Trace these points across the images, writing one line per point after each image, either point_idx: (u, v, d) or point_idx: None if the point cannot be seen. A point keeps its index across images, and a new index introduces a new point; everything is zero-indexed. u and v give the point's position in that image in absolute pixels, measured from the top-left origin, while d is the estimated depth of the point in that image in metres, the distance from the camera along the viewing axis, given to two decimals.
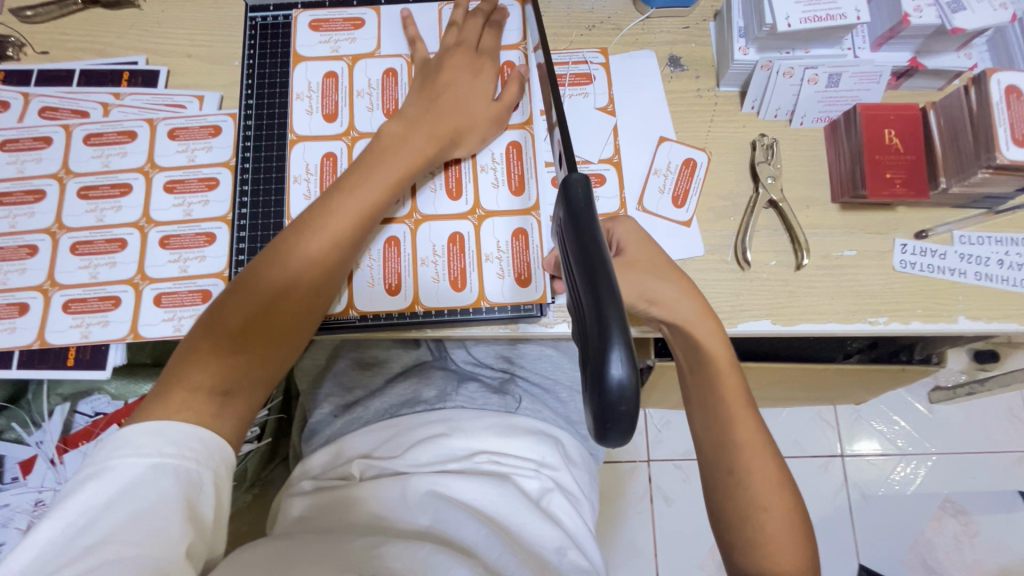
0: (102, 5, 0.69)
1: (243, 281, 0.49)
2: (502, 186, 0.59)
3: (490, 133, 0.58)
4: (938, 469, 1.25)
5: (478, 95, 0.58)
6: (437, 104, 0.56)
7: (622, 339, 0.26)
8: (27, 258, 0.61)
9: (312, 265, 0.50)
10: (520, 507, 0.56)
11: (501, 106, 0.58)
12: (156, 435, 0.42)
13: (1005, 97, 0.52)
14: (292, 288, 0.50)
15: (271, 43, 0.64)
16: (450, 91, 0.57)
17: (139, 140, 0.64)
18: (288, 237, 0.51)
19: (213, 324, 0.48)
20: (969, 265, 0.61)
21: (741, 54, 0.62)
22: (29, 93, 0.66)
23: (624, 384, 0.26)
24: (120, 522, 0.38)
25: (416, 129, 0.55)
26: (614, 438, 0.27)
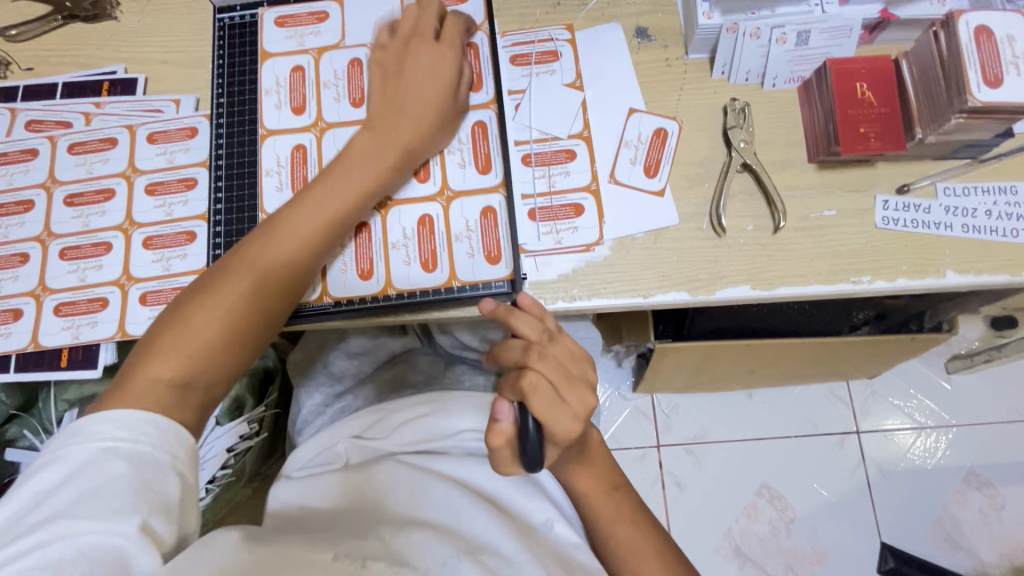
0: (81, 20, 0.71)
1: (205, 283, 0.50)
2: (469, 168, 0.61)
3: (450, 129, 0.60)
4: (959, 442, 1.21)
5: (442, 94, 0.58)
6: (401, 110, 0.57)
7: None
8: (20, 266, 0.63)
9: (275, 270, 0.52)
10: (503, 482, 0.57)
11: (461, 105, 0.59)
12: (110, 421, 0.42)
13: (975, 38, 0.50)
14: (254, 289, 0.50)
15: (240, 42, 0.65)
16: (412, 91, 0.57)
17: (120, 147, 0.66)
18: (252, 243, 0.52)
19: (173, 324, 0.48)
20: (956, 217, 0.59)
21: (706, 18, 0.61)
22: (16, 109, 0.68)
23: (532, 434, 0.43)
24: (73, 501, 0.39)
25: (382, 138, 0.56)
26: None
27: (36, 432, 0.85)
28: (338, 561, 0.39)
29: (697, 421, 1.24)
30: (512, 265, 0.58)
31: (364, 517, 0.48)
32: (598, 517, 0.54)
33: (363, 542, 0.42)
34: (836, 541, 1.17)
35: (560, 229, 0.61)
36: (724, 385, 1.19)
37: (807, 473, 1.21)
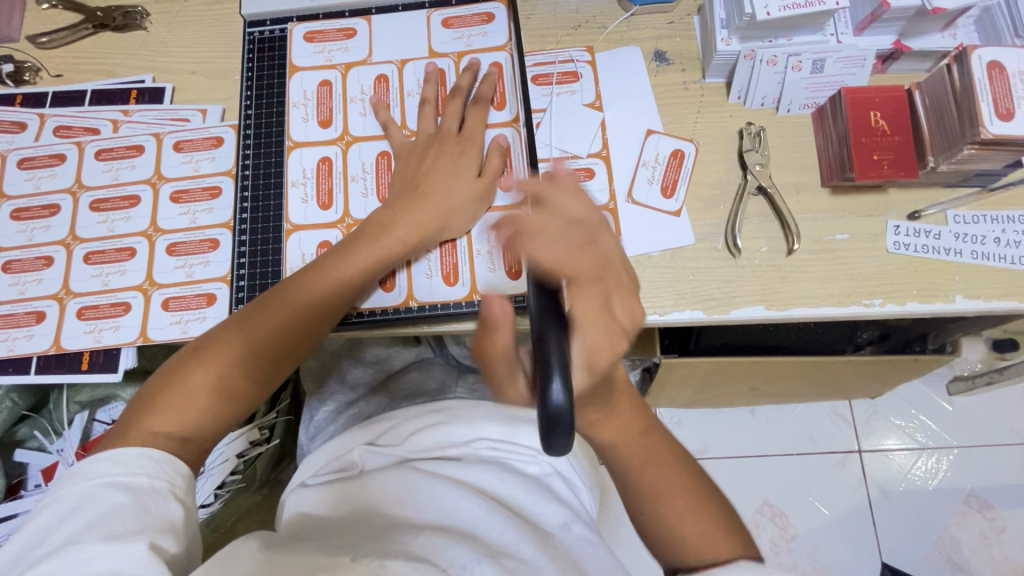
0: (111, 29, 0.73)
1: (209, 340, 0.50)
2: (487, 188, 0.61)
3: (474, 212, 0.60)
4: (960, 463, 1.22)
5: (461, 178, 0.59)
6: (421, 190, 0.58)
7: (567, 368, 0.31)
8: (44, 269, 0.64)
9: (282, 335, 0.51)
10: (519, 488, 0.57)
11: (485, 185, 0.60)
12: (104, 459, 0.41)
13: (987, 73, 0.52)
14: (262, 349, 0.50)
15: (270, 55, 0.67)
16: (433, 175, 0.59)
17: (146, 154, 0.67)
18: (261, 303, 0.52)
19: (176, 375, 0.47)
20: (966, 244, 0.60)
21: (724, 45, 0.62)
22: (45, 114, 0.70)
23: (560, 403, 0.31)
24: (75, 535, 0.38)
25: (400, 217, 0.57)
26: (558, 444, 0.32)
27: (46, 434, 0.85)
28: (356, 562, 0.39)
29: (700, 436, 1.25)
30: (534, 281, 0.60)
31: (381, 521, 0.49)
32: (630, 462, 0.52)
33: (379, 544, 0.43)
34: (836, 560, 1.17)
35: None
36: (727, 401, 1.20)
37: (809, 491, 1.21)
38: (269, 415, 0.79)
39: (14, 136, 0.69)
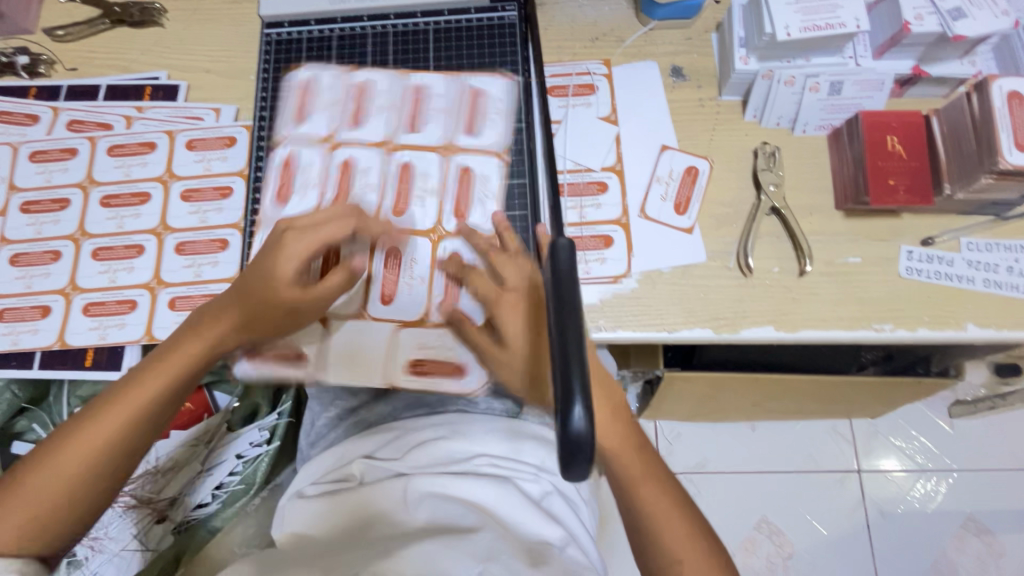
0: (128, 24, 0.73)
1: (45, 450, 0.46)
2: (436, 295, 0.61)
3: (318, 293, 0.54)
4: (960, 487, 1.21)
5: (286, 284, 0.52)
6: (241, 300, 0.52)
7: (588, 391, 0.29)
8: (51, 263, 0.64)
9: (103, 450, 0.47)
10: (520, 505, 0.55)
11: (322, 286, 0.54)
12: None
13: (1007, 103, 0.52)
14: (67, 473, 0.46)
15: (286, 58, 0.67)
16: (252, 281, 0.52)
17: (158, 151, 0.67)
18: (85, 409, 0.48)
19: (17, 483, 0.45)
20: (978, 272, 0.60)
21: (742, 63, 0.62)
22: (58, 108, 0.69)
23: (583, 432, 0.28)
24: None
25: (231, 303, 0.52)
26: (576, 477, 0.29)
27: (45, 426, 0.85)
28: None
29: (700, 450, 1.25)
30: (479, 382, 0.61)
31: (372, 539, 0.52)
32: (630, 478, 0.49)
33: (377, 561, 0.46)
34: None
35: (589, 259, 0.62)
36: (727, 416, 1.19)
37: (807, 510, 1.20)
38: None
39: (26, 128, 0.69)
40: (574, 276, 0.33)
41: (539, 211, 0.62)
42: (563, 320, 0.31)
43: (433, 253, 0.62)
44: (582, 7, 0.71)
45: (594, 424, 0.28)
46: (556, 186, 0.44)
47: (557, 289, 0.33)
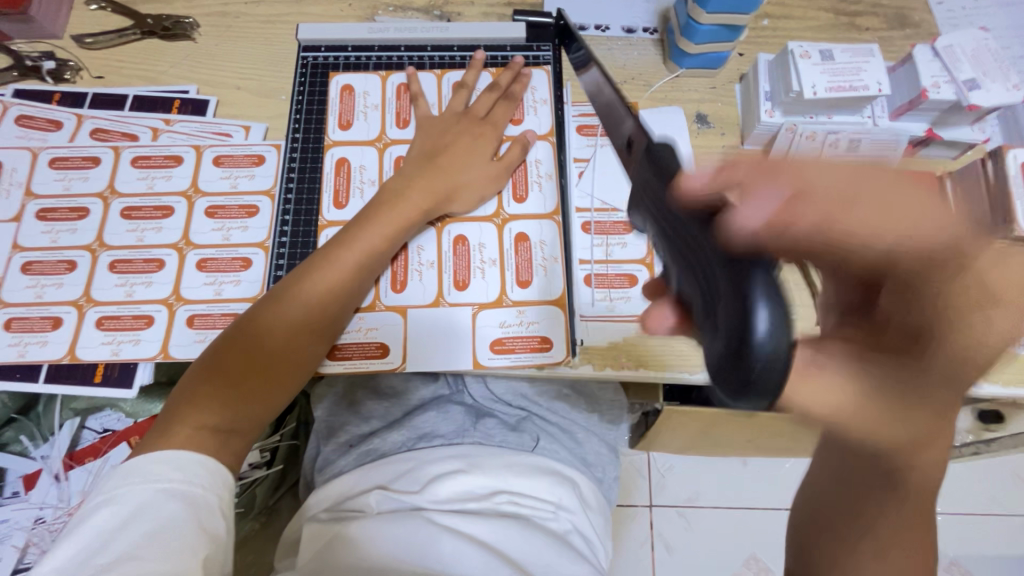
0: (159, 37, 0.73)
1: (206, 371, 0.51)
2: (509, 277, 0.62)
3: (487, 190, 0.64)
4: (941, 530, 1.22)
5: (477, 158, 0.64)
6: (437, 162, 0.63)
7: (777, 295, 0.29)
8: (66, 273, 0.62)
9: (303, 331, 0.53)
10: (544, 546, 0.55)
11: (501, 166, 0.64)
12: (165, 462, 0.44)
13: (1022, 173, 0.55)
14: (270, 345, 0.52)
15: (320, 83, 0.69)
16: (451, 150, 0.63)
17: (184, 166, 0.66)
18: (274, 299, 0.54)
19: (215, 368, 0.51)
20: None
21: (767, 116, 0.65)
22: (82, 115, 0.69)
23: (773, 340, 0.28)
24: (137, 540, 0.40)
25: (414, 183, 0.61)
26: (757, 399, 0.30)
27: (32, 438, 0.81)
28: None
29: (691, 484, 1.23)
30: (566, 351, 0.60)
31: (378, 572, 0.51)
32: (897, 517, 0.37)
33: None
34: None
35: (614, 296, 0.62)
36: (722, 452, 1.18)
37: None
38: (273, 439, 0.76)
39: (48, 134, 0.67)
40: (728, 211, 0.34)
41: (569, 242, 0.64)
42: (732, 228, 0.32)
43: (500, 236, 0.63)
44: (612, 50, 0.73)
45: (790, 330, 0.28)
46: (634, 139, 0.42)
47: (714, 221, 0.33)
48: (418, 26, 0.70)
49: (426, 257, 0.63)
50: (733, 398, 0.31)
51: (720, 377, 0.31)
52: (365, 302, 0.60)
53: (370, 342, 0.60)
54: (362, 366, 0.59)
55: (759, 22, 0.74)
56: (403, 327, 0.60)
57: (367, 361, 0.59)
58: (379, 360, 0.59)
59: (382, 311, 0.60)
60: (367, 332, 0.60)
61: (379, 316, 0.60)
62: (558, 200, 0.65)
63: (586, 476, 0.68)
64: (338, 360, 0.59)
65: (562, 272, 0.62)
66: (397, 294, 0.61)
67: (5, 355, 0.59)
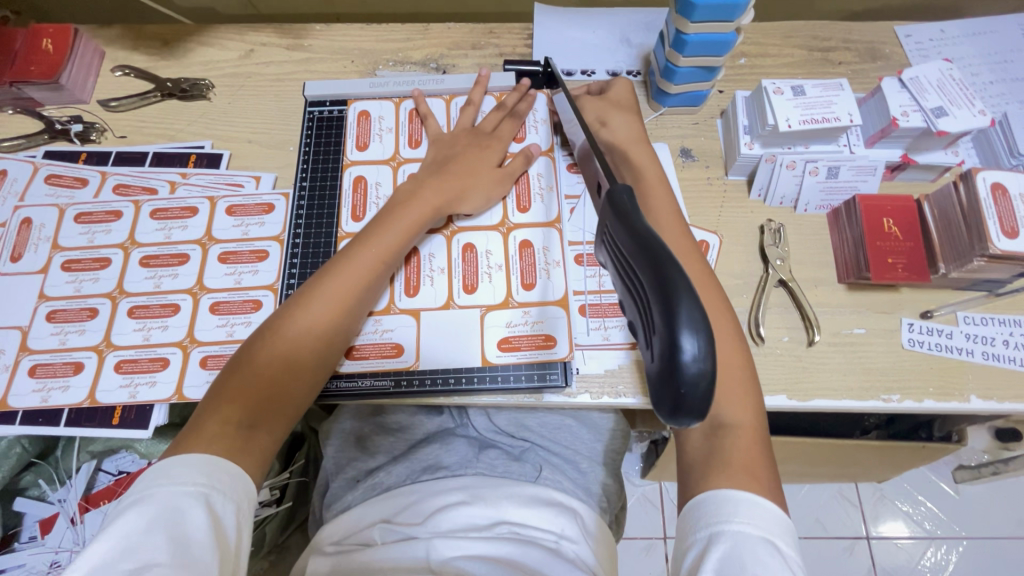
0: (177, 98, 0.79)
1: (232, 371, 0.53)
2: (514, 280, 0.65)
3: (494, 192, 0.66)
4: (971, 557, 1.16)
5: (484, 164, 0.67)
6: (449, 167, 0.66)
7: (704, 323, 0.27)
8: (87, 320, 0.66)
9: (324, 329, 0.55)
10: (547, 560, 0.57)
11: (504, 173, 0.67)
12: (190, 466, 0.46)
13: (992, 194, 0.58)
14: (291, 346, 0.54)
15: (327, 133, 0.73)
16: (460, 158, 0.66)
17: (199, 216, 0.71)
18: (293, 301, 0.56)
19: (240, 368, 0.53)
20: (976, 345, 0.63)
21: (747, 148, 0.68)
22: (106, 172, 0.74)
23: (699, 362, 0.26)
24: (160, 545, 0.41)
25: (427, 185, 0.64)
26: (685, 421, 0.28)
27: (50, 482, 0.84)
28: None
29: None
30: (569, 349, 0.62)
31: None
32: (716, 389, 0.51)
33: None
34: None
35: (608, 326, 0.65)
36: None
37: None
38: (282, 476, 0.78)
39: (75, 191, 0.72)
40: (655, 232, 0.31)
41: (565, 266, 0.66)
42: (659, 259, 0.29)
43: (505, 245, 0.66)
44: None
45: (711, 358, 0.27)
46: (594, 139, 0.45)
47: (645, 243, 0.30)
48: (413, 79, 0.75)
49: (437, 264, 0.66)
50: (664, 416, 0.29)
51: (650, 394, 0.30)
52: (382, 306, 0.64)
53: (386, 343, 0.63)
54: (377, 365, 0.62)
55: (736, 61, 0.78)
56: (416, 329, 0.63)
57: (382, 360, 0.62)
58: (394, 359, 0.62)
59: (397, 314, 0.64)
60: (383, 333, 0.63)
61: (393, 319, 0.63)
62: (559, 209, 0.68)
63: (589, 506, 0.68)
64: (356, 360, 0.62)
65: (564, 275, 0.65)
66: (410, 298, 0.64)
67: (29, 400, 0.62)
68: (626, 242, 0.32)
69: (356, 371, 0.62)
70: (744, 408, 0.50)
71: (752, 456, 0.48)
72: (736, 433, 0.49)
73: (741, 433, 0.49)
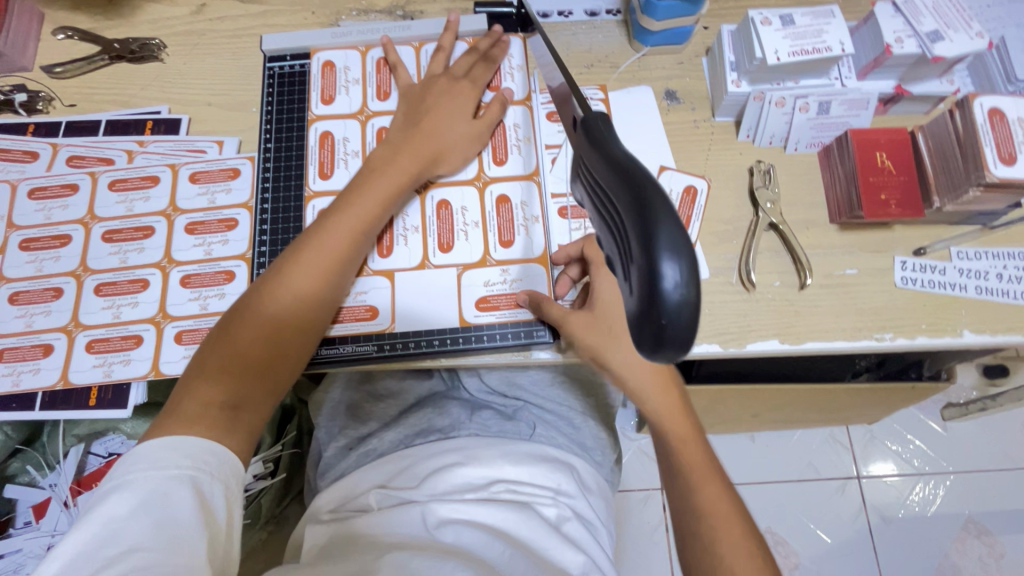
0: (127, 60, 0.73)
1: (211, 348, 0.51)
2: (491, 237, 0.62)
3: (471, 148, 0.63)
4: (957, 490, 1.19)
5: (460, 116, 0.63)
6: (424, 124, 0.61)
7: (686, 245, 0.25)
8: (52, 301, 0.63)
9: (306, 303, 0.53)
10: (542, 531, 0.56)
11: (481, 127, 0.64)
12: (173, 447, 0.44)
13: (989, 119, 0.56)
14: (275, 321, 0.52)
15: (289, 90, 0.69)
16: (433, 112, 0.62)
17: (161, 185, 0.67)
18: (273, 273, 0.53)
19: (221, 345, 0.50)
20: (969, 280, 0.62)
21: (734, 86, 0.65)
22: (57, 144, 0.69)
23: (682, 287, 0.25)
24: (146, 532, 0.40)
25: (405, 147, 0.60)
26: (669, 358, 0.26)
27: (39, 468, 0.82)
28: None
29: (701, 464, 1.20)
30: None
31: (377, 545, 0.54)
32: (684, 482, 0.54)
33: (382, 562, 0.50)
34: None
35: None
36: (727, 428, 1.17)
37: (810, 518, 1.17)
38: (275, 448, 0.77)
39: (26, 165, 0.68)
40: (633, 155, 0.29)
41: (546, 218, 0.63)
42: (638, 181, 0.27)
43: (482, 200, 0.64)
44: (576, 35, 0.73)
45: (695, 283, 0.25)
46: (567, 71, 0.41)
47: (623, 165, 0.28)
48: (380, 27, 0.70)
49: (412, 223, 0.63)
50: (644, 356, 0.27)
51: (631, 334, 0.28)
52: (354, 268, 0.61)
53: (360, 306, 0.60)
54: (355, 330, 0.60)
55: None
56: (391, 291, 0.61)
57: (359, 325, 0.60)
58: (370, 322, 0.60)
59: (371, 275, 0.61)
60: (357, 296, 0.61)
61: (368, 281, 0.61)
62: (538, 161, 0.65)
63: (585, 460, 0.69)
64: (332, 326, 0.60)
65: (543, 231, 0.62)
66: (383, 259, 0.62)
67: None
68: (602, 168, 0.30)
69: (334, 337, 0.60)
70: (711, 480, 0.54)
71: (735, 533, 0.51)
72: (716, 522, 0.52)
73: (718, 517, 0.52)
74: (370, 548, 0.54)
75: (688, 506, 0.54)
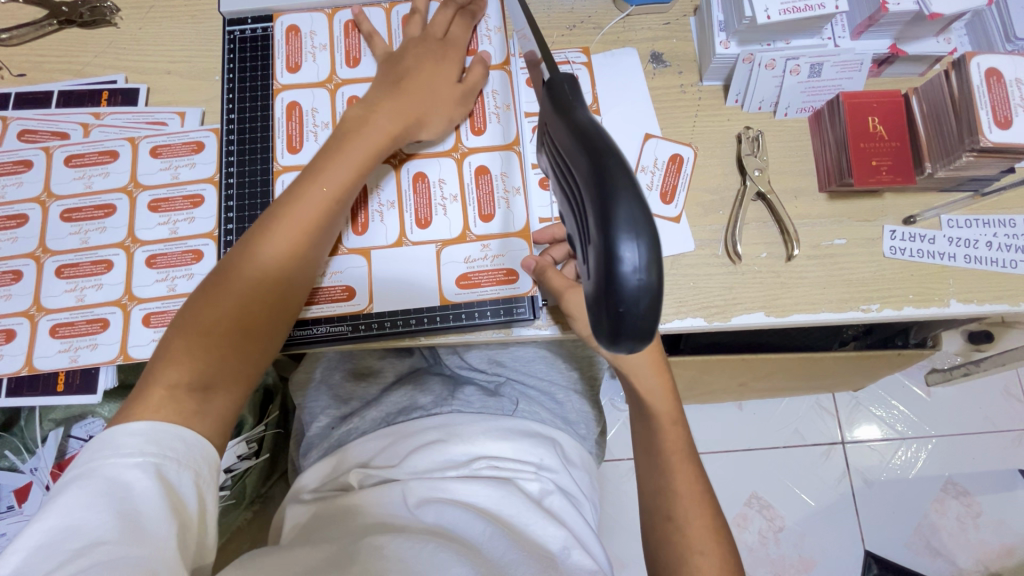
0: (77, 25, 0.68)
1: (179, 327, 0.48)
2: (471, 211, 0.60)
3: (455, 113, 0.60)
4: (938, 453, 1.21)
5: (441, 78, 0.59)
6: (402, 84, 0.57)
7: (645, 228, 0.26)
8: (12, 284, 0.60)
9: (276, 278, 0.50)
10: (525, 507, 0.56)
11: (464, 90, 0.60)
12: (138, 434, 0.43)
13: (986, 80, 0.53)
14: (241, 298, 0.49)
15: (252, 56, 0.65)
16: (413, 72, 0.58)
17: (121, 160, 0.63)
18: (240, 247, 0.50)
19: (187, 325, 0.48)
20: (959, 248, 0.61)
21: (722, 48, 0.61)
22: (7, 117, 0.65)
23: (641, 275, 0.26)
24: (109, 523, 0.39)
25: (380, 108, 0.55)
26: (627, 346, 0.28)
27: (18, 452, 0.80)
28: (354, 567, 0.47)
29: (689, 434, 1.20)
30: (531, 283, 0.58)
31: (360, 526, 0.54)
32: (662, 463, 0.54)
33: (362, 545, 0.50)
34: (822, 550, 1.16)
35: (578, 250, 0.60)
36: (714, 398, 1.18)
37: (794, 483, 1.19)
38: (257, 429, 0.76)
39: None
40: (605, 133, 0.29)
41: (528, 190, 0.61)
42: (603, 165, 0.27)
43: (460, 171, 0.61)
44: None
45: (654, 269, 0.26)
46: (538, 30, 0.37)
47: (588, 142, 0.29)
48: None
49: (387, 197, 0.60)
50: (604, 341, 0.29)
51: (591, 317, 0.29)
52: None
53: (336, 286, 0.58)
54: (330, 311, 0.58)
55: None
56: (368, 270, 0.59)
57: (335, 306, 0.58)
58: (346, 303, 0.58)
59: (346, 254, 0.59)
60: (332, 276, 0.59)
61: (342, 261, 0.59)
62: (518, 129, 0.62)
63: (569, 435, 0.68)
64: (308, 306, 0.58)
65: (525, 203, 0.60)
66: (359, 237, 0.59)
67: None
68: (572, 149, 0.30)
69: (309, 317, 0.58)
70: (686, 464, 0.54)
71: (703, 519, 0.52)
72: (690, 507, 0.52)
73: (690, 501, 0.52)
74: (354, 530, 0.53)
75: (663, 487, 0.53)
